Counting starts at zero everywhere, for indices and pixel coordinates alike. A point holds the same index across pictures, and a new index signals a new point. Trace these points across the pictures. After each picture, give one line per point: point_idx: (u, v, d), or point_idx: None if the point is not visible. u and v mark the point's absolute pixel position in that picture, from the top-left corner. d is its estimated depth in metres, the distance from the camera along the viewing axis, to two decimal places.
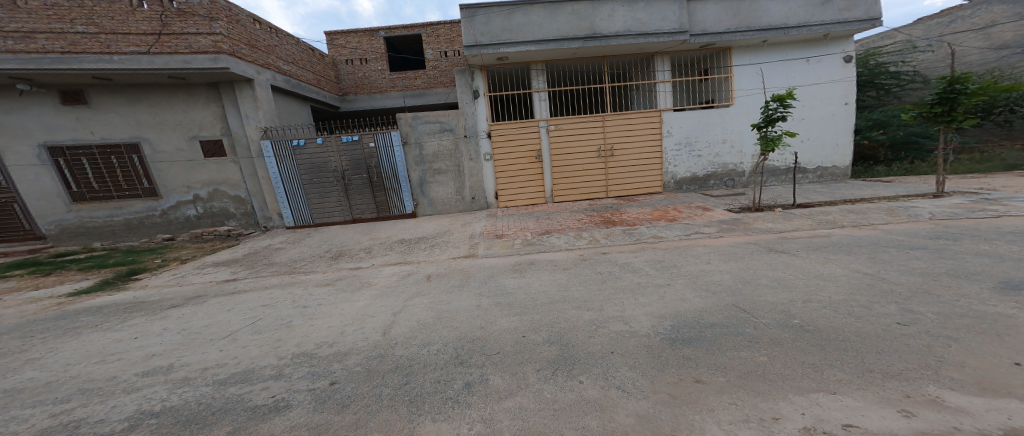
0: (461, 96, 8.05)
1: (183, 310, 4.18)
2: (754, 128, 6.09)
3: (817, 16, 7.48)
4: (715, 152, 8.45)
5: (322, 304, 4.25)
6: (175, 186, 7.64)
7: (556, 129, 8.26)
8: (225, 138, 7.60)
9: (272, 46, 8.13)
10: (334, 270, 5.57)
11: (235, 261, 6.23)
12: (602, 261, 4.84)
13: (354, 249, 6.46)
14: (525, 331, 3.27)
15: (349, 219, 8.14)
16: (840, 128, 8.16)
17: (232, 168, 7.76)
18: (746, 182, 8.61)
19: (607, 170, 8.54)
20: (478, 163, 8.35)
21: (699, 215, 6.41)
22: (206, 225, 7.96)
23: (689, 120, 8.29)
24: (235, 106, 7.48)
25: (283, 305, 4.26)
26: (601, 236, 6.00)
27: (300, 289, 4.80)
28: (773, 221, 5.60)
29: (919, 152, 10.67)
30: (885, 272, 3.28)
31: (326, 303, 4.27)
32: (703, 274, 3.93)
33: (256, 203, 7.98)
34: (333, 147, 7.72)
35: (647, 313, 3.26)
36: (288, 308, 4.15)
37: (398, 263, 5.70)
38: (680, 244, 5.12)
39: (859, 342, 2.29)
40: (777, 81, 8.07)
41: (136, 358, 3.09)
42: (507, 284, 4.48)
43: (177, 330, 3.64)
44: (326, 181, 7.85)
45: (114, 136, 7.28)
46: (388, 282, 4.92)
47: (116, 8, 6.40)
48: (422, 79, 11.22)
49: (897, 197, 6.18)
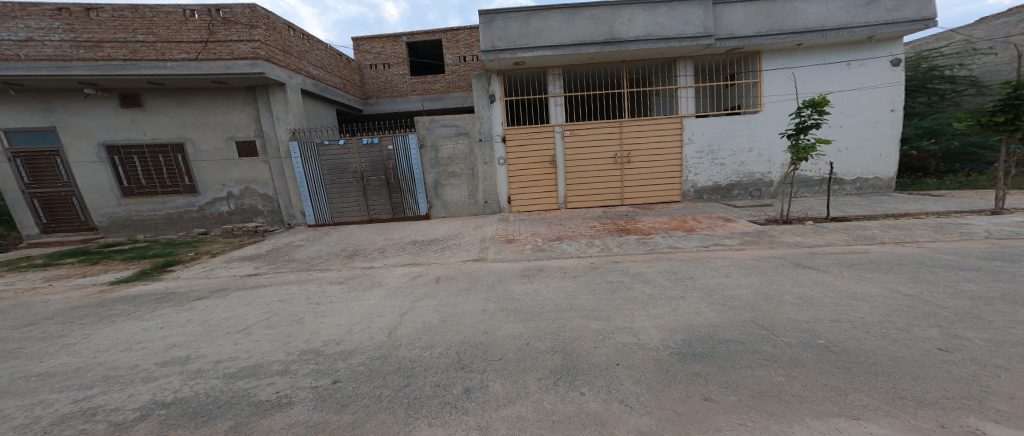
0: (478, 100, 8.13)
1: (207, 302, 4.40)
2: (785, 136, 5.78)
3: (860, 17, 7.05)
4: (740, 160, 8.08)
5: (334, 302, 4.35)
6: (211, 184, 8.13)
7: (572, 134, 8.19)
8: (256, 139, 8.04)
9: (303, 52, 8.55)
10: (348, 269, 5.71)
11: (259, 256, 6.52)
12: (613, 270, 4.69)
13: (369, 249, 6.61)
14: (529, 337, 3.21)
15: (367, 219, 8.35)
16: (883, 137, 7.61)
17: (262, 167, 8.17)
18: (774, 192, 8.16)
19: (623, 177, 8.34)
20: (492, 167, 8.39)
21: (720, 226, 6.11)
22: (236, 221, 8.40)
23: (712, 126, 7.98)
24: (267, 109, 7.90)
25: (298, 301, 4.39)
26: (614, 244, 5.84)
27: (315, 286, 4.94)
28: (802, 234, 5.25)
29: (977, 164, 9.76)
30: (930, 295, 2.98)
31: (338, 301, 4.36)
32: (722, 287, 3.71)
33: (282, 201, 8.35)
34: (354, 149, 7.98)
35: (657, 325, 3.11)
36: (302, 304, 4.27)
37: (410, 264, 5.78)
38: (698, 256, 4.90)
39: (892, 367, 2.06)
40: (812, 86, 7.64)
41: (158, 348, 3.26)
42: (514, 290, 4.41)
43: (198, 321, 3.82)
44: (347, 182, 8.12)
45: (162, 137, 7.87)
46: (398, 283, 4.97)
47: (171, 18, 6.95)
48: (440, 83, 11.52)
49: (947, 212, 5.65)
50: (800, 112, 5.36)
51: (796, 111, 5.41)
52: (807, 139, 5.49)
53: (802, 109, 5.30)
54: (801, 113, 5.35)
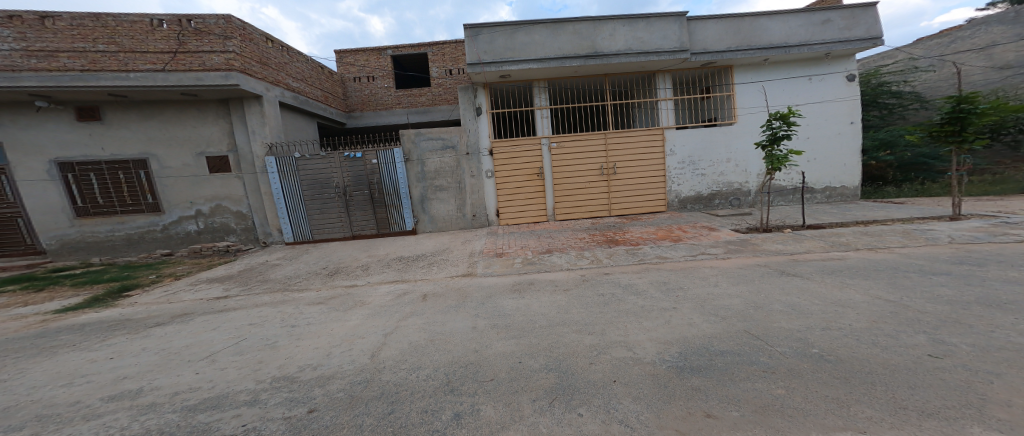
0: (464, 113, 8.11)
1: (166, 329, 4.03)
2: (757, 147, 5.90)
3: (818, 35, 7.53)
4: (720, 171, 8.34)
5: (311, 324, 4.07)
6: (177, 202, 7.63)
7: (559, 147, 8.25)
8: (229, 153, 7.65)
9: (282, 64, 8.30)
10: (328, 288, 5.42)
11: (229, 277, 6.12)
12: (605, 282, 4.66)
13: (351, 266, 6.33)
14: (521, 355, 3.07)
15: (349, 235, 8.04)
16: (847, 148, 8.05)
17: (235, 183, 7.75)
18: (753, 201, 8.45)
19: (610, 188, 8.44)
20: (480, 180, 8.30)
21: (705, 235, 6.24)
22: (205, 240, 7.90)
23: (693, 138, 8.24)
24: (241, 122, 7.55)
25: (271, 324, 4.09)
26: (604, 255, 5.84)
27: (291, 308, 4.63)
28: (783, 242, 5.41)
29: (929, 173, 10.47)
30: (910, 300, 3.07)
31: (316, 323, 4.09)
32: (712, 298, 3.72)
33: (257, 218, 7.93)
34: (336, 163, 7.74)
35: (652, 338, 3.07)
36: (275, 327, 3.98)
37: (395, 281, 5.55)
38: (686, 265, 4.97)
39: (887, 376, 2.07)
40: (780, 100, 8.05)
41: (106, 381, 2.92)
42: (505, 305, 4.27)
43: (154, 350, 3.47)
44: (328, 198, 7.82)
45: (123, 153, 7.36)
46: (383, 301, 4.74)
47: (136, 27, 6.60)
48: (427, 96, 11.45)
49: (911, 219, 5.98)
50: (771, 124, 5.54)
51: (766, 124, 5.59)
52: (780, 150, 5.64)
53: (772, 121, 5.49)
54: (771, 125, 5.53)
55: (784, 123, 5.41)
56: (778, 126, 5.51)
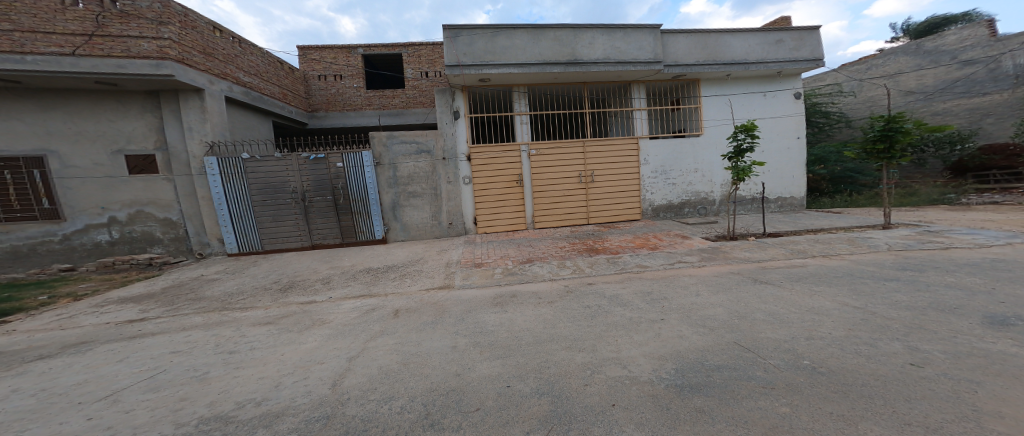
0: (441, 116, 7.76)
1: (53, 363, 3.32)
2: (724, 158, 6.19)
3: (772, 54, 8.18)
4: (689, 181, 8.72)
5: (254, 349, 3.51)
6: (85, 208, 6.44)
7: (538, 153, 8.16)
8: (159, 152, 6.61)
9: (232, 56, 7.35)
10: (280, 305, 4.77)
11: (151, 296, 5.25)
12: (590, 293, 4.55)
13: (309, 280, 5.68)
14: (509, 378, 2.81)
15: (308, 245, 7.28)
16: (795, 161, 8.78)
17: (163, 186, 6.69)
18: (717, 210, 8.91)
19: (587, 196, 8.48)
20: (457, 186, 7.95)
21: (680, 244, 6.45)
22: (121, 253, 6.75)
23: (664, 149, 8.55)
24: (176, 118, 6.55)
25: (200, 351, 3.49)
26: (585, 264, 5.79)
27: (228, 330, 4.01)
28: (750, 250, 5.68)
29: (854, 185, 11.74)
30: (874, 306, 3.25)
31: (259, 347, 3.56)
32: (696, 308, 3.73)
33: (191, 227, 6.92)
34: (294, 165, 7.01)
35: (646, 353, 3.00)
36: (207, 355, 3.40)
37: (362, 296, 5.02)
38: (666, 274, 5.05)
39: (881, 388, 2.11)
40: (740, 114, 8.61)
41: None
42: (487, 321, 3.98)
43: (31, 393, 2.78)
44: (283, 204, 7.03)
45: (12, 148, 6.01)
46: (347, 319, 4.24)
47: (40, 5, 5.43)
48: (400, 98, 10.86)
49: (852, 227, 6.58)
50: (736, 136, 5.82)
51: (732, 136, 5.86)
52: (744, 162, 5.93)
53: (737, 134, 5.77)
54: (736, 138, 5.81)
55: (748, 135, 5.70)
56: (742, 139, 5.80)
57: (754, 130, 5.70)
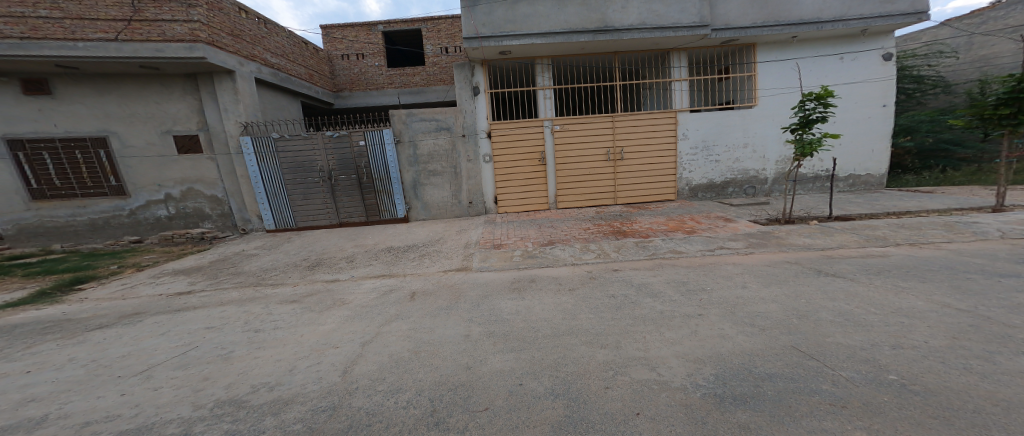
0: (460, 92, 7.41)
1: (108, 333, 3.46)
2: (786, 130, 5.26)
3: (855, 9, 6.80)
4: (735, 157, 7.74)
5: (279, 329, 3.49)
6: (144, 185, 6.96)
7: (562, 129, 7.61)
8: (200, 131, 6.93)
9: (259, 37, 7.44)
10: (307, 283, 4.88)
11: (198, 269, 5.53)
12: (615, 281, 4.18)
13: (334, 258, 5.78)
14: (522, 376, 2.57)
15: (335, 223, 7.48)
16: (875, 132, 7.44)
17: (207, 164, 7.07)
18: (768, 190, 7.88)
19: (616, 174, 7.85)
20: (477, 165, 7.68)
21: (721, 227, 5.75)
22: (178, 227, 7.30)
23: (707, 121, 7.61)
24: (212, 99, 6.80)
25: (231, 328, 3.49)
26: (611, 249, 5.35)
27: (259, 308, 4.03)
28: (810, 235, 4.89)
29: (949, 160, 9.85)
30: (988, 311, 2.56)
31: (284, 326, 3.54)
32: (743, 303, 3.19)
33: (234, 204, 7.32)
34: (319, 144, 7.09)
35: (679, 354, 2.61)
36: (236, 332, 3.40)
37: (381, 276, 5.02)
38: (705, 262, 4.48)
39: (1006, 419, 1.61)
40: (806, 80, 7.38)
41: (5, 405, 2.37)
42: (503, 308, 3.74)
43: (80, 363, 2.89)
44: (312, 182, 7.21)
45: (79, 130, 6.55)
46: (365, 300, 4.22)
47: None
48: (421, 75, 10.64)
49: (948, 210, 5.45)
50: (804, 105, 4.89)
51: (798, 105, 4.93)
52: (812, 134, 5.00)
53: (806, 102, 4.83)
54: (804, 107, 4.87)
55: (820, 104, 4.76)
56: (812, 108, 4.86)
57: (828, 97, 4.74)
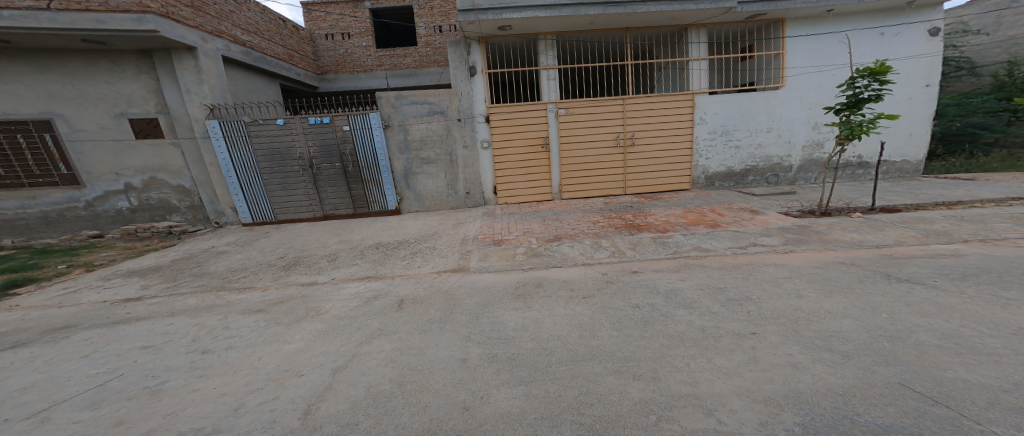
0: (455, 72, 6.64)
1: (17, 355, 2.75)
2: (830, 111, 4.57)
3: None
4: (757, 142, 7.07)
5: (233, 349, 2.81)
6: (101, 173, 6.22)
7: (567, 113, 6.88)
8: (160, 115, 6.16)
9: (226, 11, 6.60)
10: (279, 286, 4.19)
11: (157, 269, 4.72)
12: (637, 287, 3.56)
13: (314, 256, 5.09)
14: (535, 422, 1.95)
15: (319, 215, 6.81)
16: (914, 115, 6.79)
17: (171, 151, 6.33)
18: (792, 179, 7.25)
19: (625, 162, 7.17)
20: (474, 152, 6.97)
21: (748, 220, 5.13)
22: (142, 220, 6.60)
23: (728, 104, 6.90)
24: (172, 78, 6.02)
25: (173, 348, 2.79)
26: (626, 246, 4.71)
27: (214, 319, 3.32)
28: (858, 230, 4.27)
29: (976, 145, 9.23)
30: None
31: (239, 344, 2.87)
32: (810, 319, 2.59)
33: (205, 195, 6.62)
34: (298, 129, 6.35)
35: (740, 392, 2.00)
36: (177, 353, 2.72)
37: (366, 278, 4.37)
38: (741, 262, 3.86)
39: None
40: (838, 58, 6.69)
41: None
42: (507, 322, 3.12)
43: None
44: (291, 171, 6.49)
45: (19, 111, 5.74)
46: (344, 309, 3.58)
47: None
48: (412, 57, 9.81)
49: (1005, 199, 4.86)
50: (854, 82, 4.17)
51: (847, 82, 4.21)
52: (862, 116, 4.29)
53: (857, 78, 4.11)
54: (855, 84, 4.15)
55: (874, 80, 4.04)
56: (864, 86, 4.15)
57: (885, 72, 4.01)
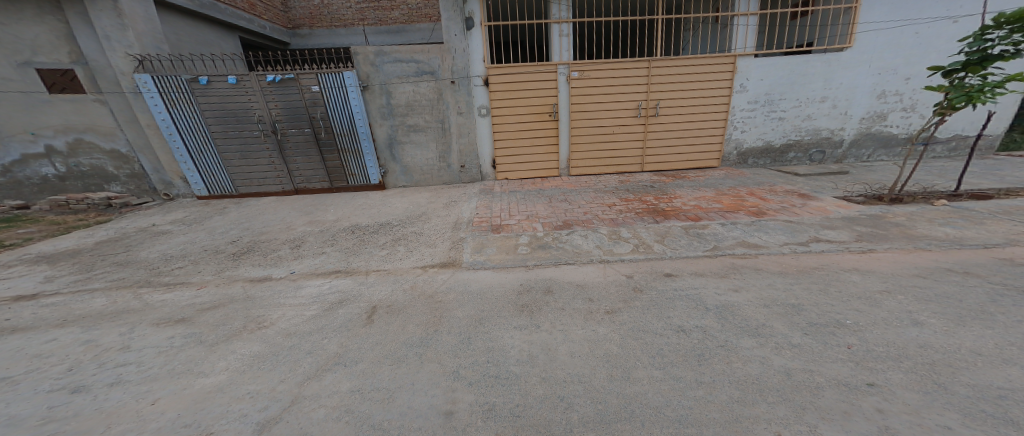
0: (448, 24, 5.40)
1: None
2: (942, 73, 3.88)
3: None
4: (805, 114, 6.05)
5: (118, 386, 2.09)
6: (12, 133, 5.28)
7: (583, 76, 5.77)
8: (76, 66, 5.13)
9: None
10: (221, 282, 3.37)
11: (76, 255, 3.87)
12: (677, 300, 2.72)
13: (274, 242, 4.23)
14: None
15: (290, 190, 5.99)
16: None
17: (95, 110, 5.35)
18: (840, 156, 6.32)
19: (646, 134, 6.15)
20: (471, 120, 5.92)
21: (800, 207, 4.27)
22: (74, 189, 5.76)
23: (778, 68, 5.79)
24: (85, 20, 4.92)
25: (34, 384, 2.10)
26: (652, 238, 3.83)
27: (114, 333, 2.59)
28: (949, 223, 3.49)
29: None
30: None
31: (130, 379, 2.15)
32: (957, 367, 1.72)
33: (147, 162, 5.76)
34: (253, 87, 5.33)
35: None
36: (29, 393, 2.03)
37: (333, 274, 3.53)
38: (807, 264, 3.02)
39: None
40: (926, 11, 5.52)
41: None
42: (510, 350, 2.33)
43: None
44: (251, 137, 5.58)
45: None
46: (296, 320, 2.77)
47: None
48: (400, 10, 8.45)
49: None
50: (986, 34, 3.49)
51: (975, 34, 3.58)
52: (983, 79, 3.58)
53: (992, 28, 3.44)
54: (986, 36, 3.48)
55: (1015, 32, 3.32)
56: (999, 39, 3.44)
57: None
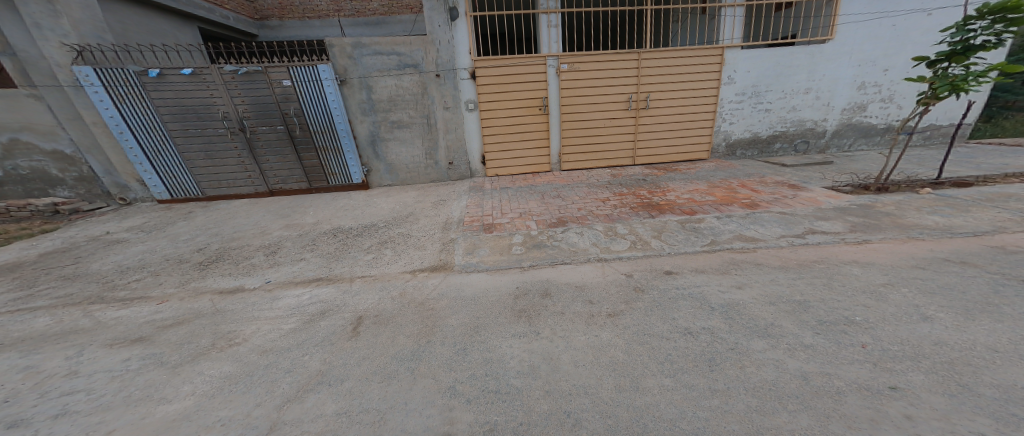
0: (431, 14, 5.09)
1: None
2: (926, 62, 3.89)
3: None
4: (790, 106, 6.09)
5: (64, 418, 1.81)
6: None
7: (571, 68, 5.60)
8: (2, 57, 4.57)
9: None
10: (185, 295, 3.05)
11: (16, 268, 3.45)
12: (681, 300, 2.61)
13: (246, 248, 3.91)
14: None
15: (264, 191, 5.61)
16: None
17: (30, 106, 4.81)
18: (823, 147, 6.42)
19: (635, 128, 6.05)
20: (458, 114, 5.67)
21: (791, 198, 4.26)
22: (14, 195, 5.20)
23: (765, 60, 5.78)
24: (7, 5, 4.38)
25: None
26: (648, 234, 3.73)
27: (58, 358, 2.27)
28: (937, 212, 3.53)
29: None
30: None
31: (78, 409, 1.87)
32: (976, 366, 1.68)
33: (96, 164, 5.27)
34: (216, 81, 4.92)
35: None
36: None
37: (314, 281, 3.27)
38: (806, 257, 2.98)
39: None
40: (904, 4, 5.60)
41: None
42: (510, 360, 2.17)
43: None
44: (217, 136, 5.17)
45: None
46: (272, 336, 2.52)
47: None
48: (379, 0, 8.00)
49: None
50: (969, 24, 3.49)
51: (958, 24, 3.54)
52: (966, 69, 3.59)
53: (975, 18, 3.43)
54: (969, 26, 3.48)
55: (998, 22, 3.32)
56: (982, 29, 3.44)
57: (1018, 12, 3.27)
